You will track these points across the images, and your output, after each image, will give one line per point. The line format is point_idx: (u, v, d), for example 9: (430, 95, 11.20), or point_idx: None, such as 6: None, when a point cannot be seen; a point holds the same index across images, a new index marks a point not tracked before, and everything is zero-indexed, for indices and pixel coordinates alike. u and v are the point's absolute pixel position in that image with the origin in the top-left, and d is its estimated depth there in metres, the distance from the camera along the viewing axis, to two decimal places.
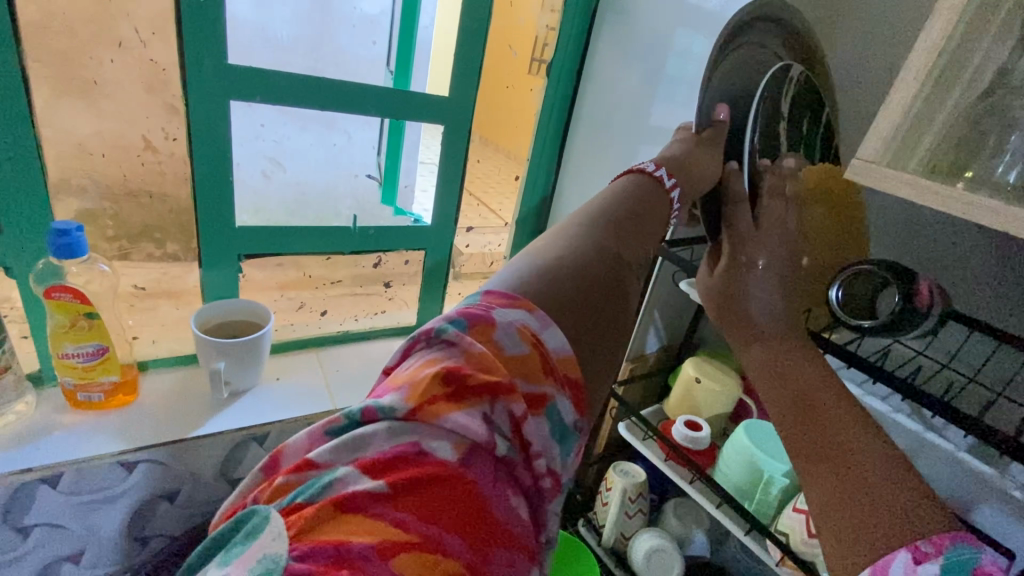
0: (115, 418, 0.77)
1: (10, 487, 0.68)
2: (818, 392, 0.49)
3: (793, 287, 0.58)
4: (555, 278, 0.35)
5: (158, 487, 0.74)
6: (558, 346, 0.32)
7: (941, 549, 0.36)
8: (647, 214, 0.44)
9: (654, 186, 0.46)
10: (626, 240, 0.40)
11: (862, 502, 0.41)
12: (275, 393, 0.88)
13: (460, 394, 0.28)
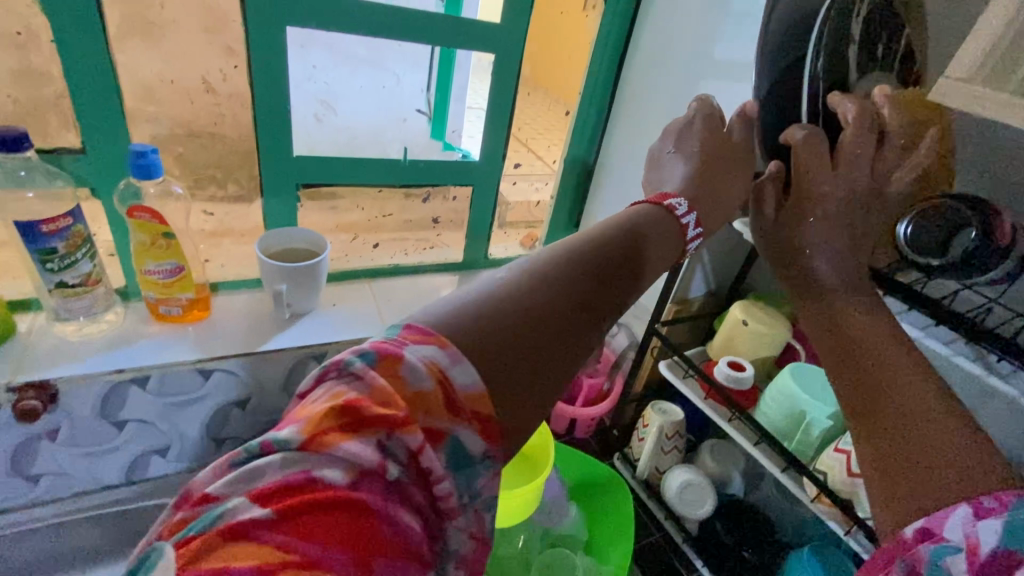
0: (191, 331, 0.83)
1: (108, 383, 0.76)
2: (883, 350, 0.45)
3: (860, 246, 0.52)
4: (529, 303, 0.33)
5: (231, 394, 0.85)
6: (475, 383, 0.29)
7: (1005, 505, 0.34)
8: (656, 249, 0.43)
9: (672, 226, 0.45)
10: (586, 271, 0.37)
11: (926, 464, 0.39)
12: (331, 317, 0.93)
13: (353, 426, 0.26)
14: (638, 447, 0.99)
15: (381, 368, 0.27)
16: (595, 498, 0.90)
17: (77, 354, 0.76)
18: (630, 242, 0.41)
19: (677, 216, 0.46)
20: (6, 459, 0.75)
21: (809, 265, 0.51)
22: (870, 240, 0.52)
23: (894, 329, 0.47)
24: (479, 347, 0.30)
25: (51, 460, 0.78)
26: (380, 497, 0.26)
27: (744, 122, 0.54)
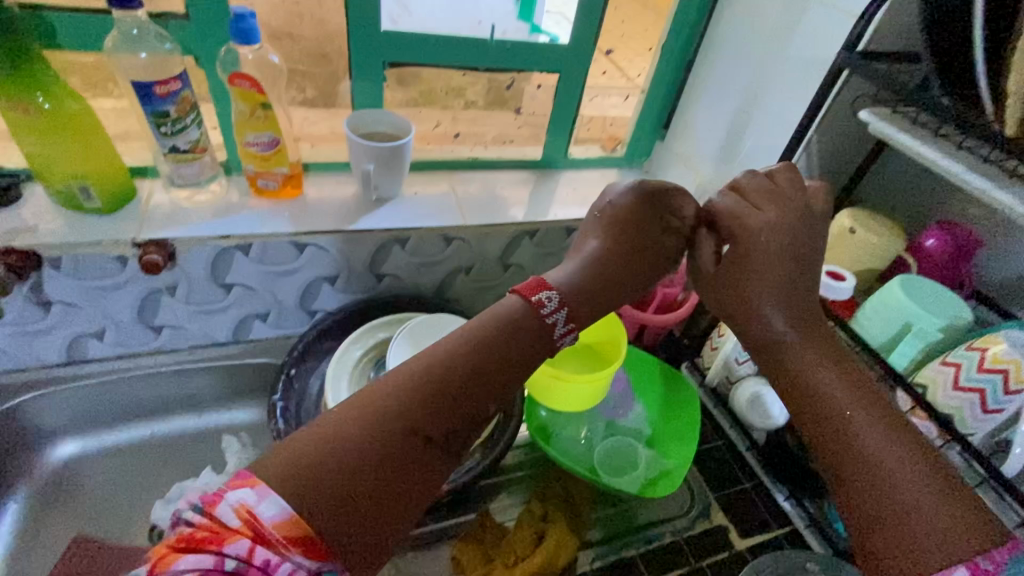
0: (286, 207, 0.88)
1: (216, 248, 0.82)
2: (840, 397, 0.59)
3: (801, 286, 0.65)
4: (376, 428, 0.50)
5: (322, 270, 0.91)
6: (278, 511, 0.44)
7: (999, 566, 0.46)
8: (506, 350, 0.57)
9: (536, 321, 0.59)
10: (424, 393, 0.52)
11: (898, 530, 0.52)
12: (413, 204, 0.95)
13: (256, 534, 0.43)
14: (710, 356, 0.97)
15: (236, 510, 0.44)
16: (662, 399, 0.90)
17: (189, 219, 0.82)
18: (473, 348, 0.56)
19: (543, 310, 0.60)
20: (135, 308, 0.84)
21: (766, 317, 0.64)
22: (804, 278, 0.65)
23: (845, 374, 0.61)
24: (298, 472, 0.46)
25: (171, 315, 0.87)
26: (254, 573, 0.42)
27: (635, 190, 0.71)
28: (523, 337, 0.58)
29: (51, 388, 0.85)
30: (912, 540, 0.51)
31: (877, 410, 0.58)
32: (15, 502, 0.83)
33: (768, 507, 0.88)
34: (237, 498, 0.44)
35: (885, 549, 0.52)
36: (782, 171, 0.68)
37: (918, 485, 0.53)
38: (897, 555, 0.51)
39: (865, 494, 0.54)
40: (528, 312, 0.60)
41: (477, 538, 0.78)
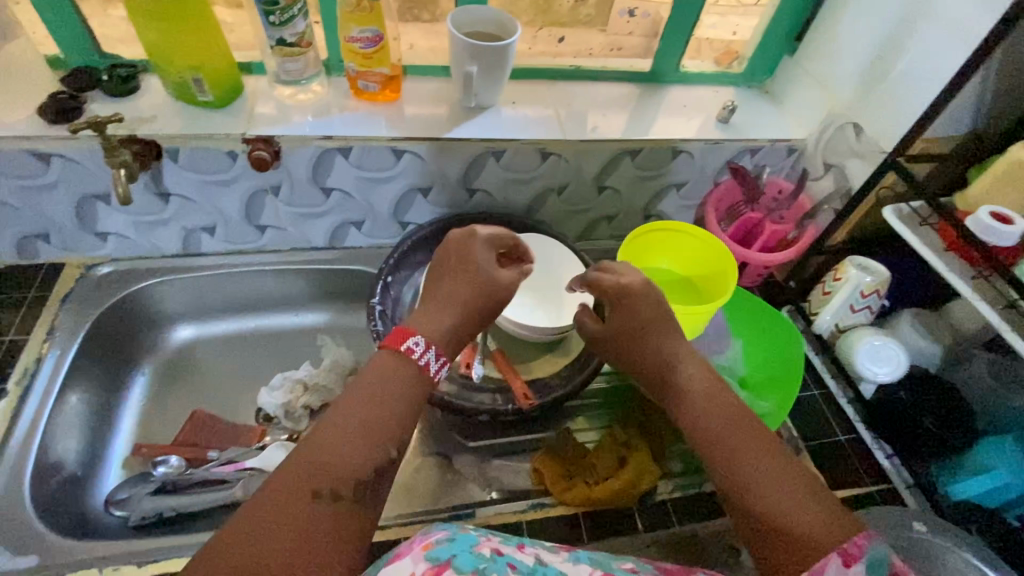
0: (384, 110, 0.85)
1: (318, 149, 0.81)
2: (728, 419, 0.56)
3: (673, 324, 0.67)
4: (266, 501, 0.46)
5: (416, 180, 0.89)
6: None
7: (862, 548, 0.46)
8: (392, 394, 0.55)
9: (413, 368, 0.58)
10: (343, 448, 0.50)
11: (779, 538, 0.48)
12: (512, 115, 0.90)
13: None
14: (819, 301, 0.89)
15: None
16: (762, 339, 0.85)
17: (293, 118, 0.81)
18: (366, 397, 0.54)
19: (414, 354, 0.58)
20: (243, 205, 0.87)
21: (676, 376, 0.63)
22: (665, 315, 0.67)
23: (711, 394, 0.60)
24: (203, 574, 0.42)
25: (274, 215, 0.90)
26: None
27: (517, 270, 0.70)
28: (414, 391, 0.57)
29: (171, 276, 0.92)
30: (801, 543, 0.47)
31: (718, 406, 0.58)
32: (144, 375, 0.93)
33: (864, 462, 0.83)
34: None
35: (781, 560, 0.48)
36: (639, 294, 0.67)
37: (794, 489, 0.51)
38: (793, 556, 0.47)
39: (763, 526, 0.50)
40: (401, 359, 0.58)
41: (557, 455, 0.78)
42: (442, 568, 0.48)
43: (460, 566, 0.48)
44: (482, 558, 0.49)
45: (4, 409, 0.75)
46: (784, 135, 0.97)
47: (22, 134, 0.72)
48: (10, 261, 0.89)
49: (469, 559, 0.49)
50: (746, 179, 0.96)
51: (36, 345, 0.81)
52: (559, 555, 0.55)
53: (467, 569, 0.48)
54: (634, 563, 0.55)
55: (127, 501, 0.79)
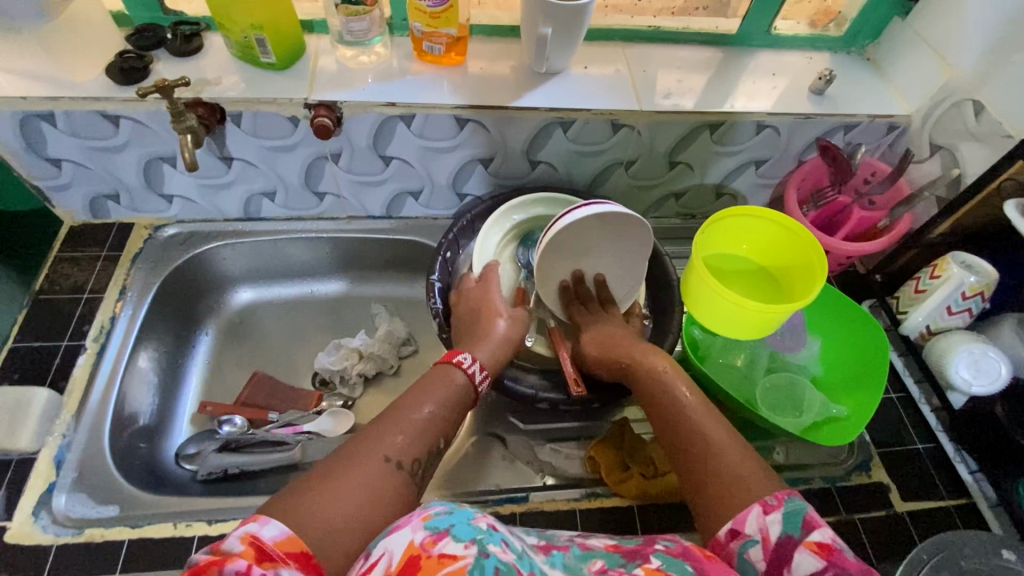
0: (448, 75, 0.81)
1: (380, 116, 0.78)
2: (683, 400, 0.65)
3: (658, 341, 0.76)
4: (334, 468, 0.55)
5: (477, 150, 0.85)
6: (274, 536, 0.46)
7: (782, 501, 0.52)
8: (442, 395, 0.65)
9: (460, 376, 0.68)
10: (403, 428, 0.60)
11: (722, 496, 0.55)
12: (583, 81, 0.83)
13: (262, 555, 0.44)
14: (911, 299, 0.81)
15: (242, 537, 0.45)
16: (843, 338, 0.79)
17: (355, 82, 0.78)
18: (423, 392, 0.65)
19: (464, 367, 0.69)
20: (303, 171, 0.85)
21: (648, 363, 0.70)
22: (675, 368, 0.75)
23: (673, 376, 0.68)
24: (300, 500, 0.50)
25: (333, 182, 0.88)
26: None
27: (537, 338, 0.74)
28: (459, 394, 0.67)
29: (233, 240, 0.92)
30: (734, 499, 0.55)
31: (670, 397, 0.66)
32: (208, 334, 0.95)
33: (943, 474, 0.78)
34: (243, 528, 0.46)
35: (717, 514, 0.55)
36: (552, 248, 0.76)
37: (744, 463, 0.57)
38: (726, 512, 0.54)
39: (704, 488, 0.57)
40: (448, 370, 0.68)
41: (614, 445, 0.76)
42: (439, 537, 0.45)
43: (458, 536, 0.46)
44: (479, 530, 0.47)
45: (83, 365, 0.79)
46: (886, 110, 0.87)
47: (93, 95, 0.72)
48: (83, 219, 0.91)
49: (465, 530, 0.46)
50: (838, 160, 0.86)
51: (110, 303, 0.84)
52: (540, 556, 0.51)
53: (464, 540, 0.45)
54: (604, 560, 0.51)
55: (196, 456, 0.83)
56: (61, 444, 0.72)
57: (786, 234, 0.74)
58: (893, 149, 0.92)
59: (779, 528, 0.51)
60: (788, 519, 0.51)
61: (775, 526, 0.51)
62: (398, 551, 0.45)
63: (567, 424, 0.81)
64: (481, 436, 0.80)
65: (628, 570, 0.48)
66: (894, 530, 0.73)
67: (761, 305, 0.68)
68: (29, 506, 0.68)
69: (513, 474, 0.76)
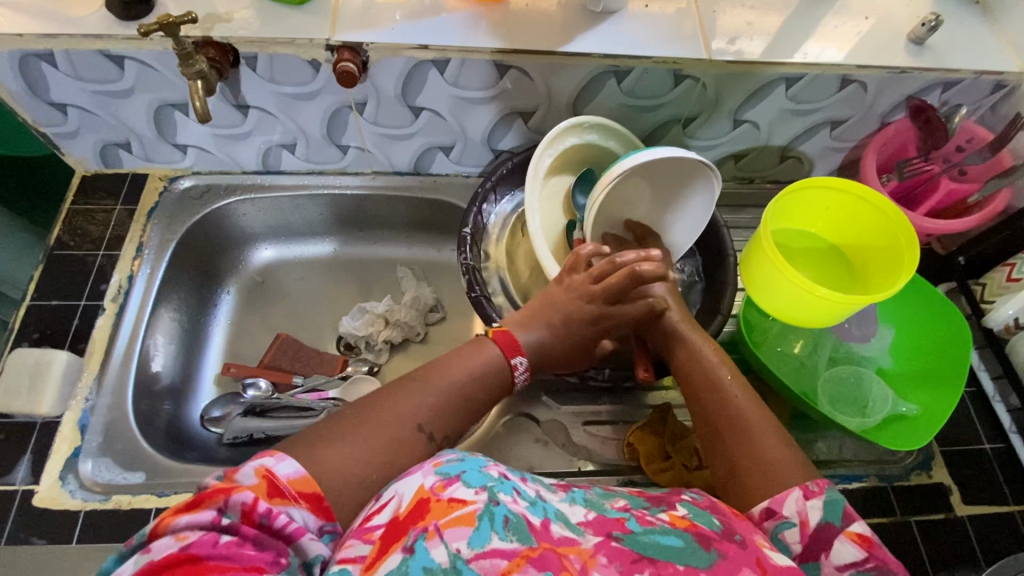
0: (487, 13, 0.70)
1: (411, 61, 0.69)
2: (716, 364, 0.61)
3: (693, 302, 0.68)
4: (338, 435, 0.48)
5: (518, 103, 0.75)
6: (288, 472, 0.43)
7: (822, 489, 0.48)
8: (469, 382, 0.57)
9: (496, 352, 0.59)
10: (430, 402, 0.53)
11: (759, 465, 0.52)
12: (643, 22, 0.72)
13: (273, 491, 0.42)
14: (1001, 288, 0.75)
15: (256, 469, 0.42)
16: (925, 332, 0.73)
17: (382, 20, 0.68)
18: (456, 361, 0.57)
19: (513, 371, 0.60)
20: (325, 122, 0.78)
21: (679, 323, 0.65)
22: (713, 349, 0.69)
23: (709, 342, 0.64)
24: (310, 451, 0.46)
25: (357, 134, 0.80)
26: (252, 529, 0.40)
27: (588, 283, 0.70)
28: (497, 376, 0.58)
29: (251, 195, 0.86)
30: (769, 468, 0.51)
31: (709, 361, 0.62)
32: (229, 293, 0.91)
33: (1010, 478, 0.72)
34: (257, 460, 0.43)
35: (749, 482, 0.51)
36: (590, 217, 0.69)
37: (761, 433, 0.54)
38: (755, 479, 0.51)
39: (740, 456, 0.53)
40: (483, 347, 0.60)
41: (654, 430, 0.71)
42: (450, 483, 0.43)
43: (469, 483, 0.43)
44: (490, 478, 0.44)
45: (103, 326, 0.76)
46: (996, 65, 0.74)
47: (93, 33, 0.65)
48: (95, 168, 0.85)
49: (477, 477, 0.44)
50: (931, 124, 0.76)
51: (127, 261, 0.80)
52: (559, 494, 0.48)
53: (475, 486, 0.43)
54: (626, 500, 0.48)
55: (222, 419, 0.80)
56: (84, 408, 0.71)
57: (874, 213, 0.66)
58: (995, 111, 0.79)
59: (818, 515, 0.48)
60: (829, 507, 0.47)
61: (816, 513, 0.47)
62: (407, 495, 0.43)
63: (603, 405, 0.76)
64: (514, 415, 0.76)
65: (653, 515, 0.45)
66: (951, 534, 0.68)
67: (831, 295, 0.60)
68: (56, 470, 0.67)
69: (546, 457, 0.73)
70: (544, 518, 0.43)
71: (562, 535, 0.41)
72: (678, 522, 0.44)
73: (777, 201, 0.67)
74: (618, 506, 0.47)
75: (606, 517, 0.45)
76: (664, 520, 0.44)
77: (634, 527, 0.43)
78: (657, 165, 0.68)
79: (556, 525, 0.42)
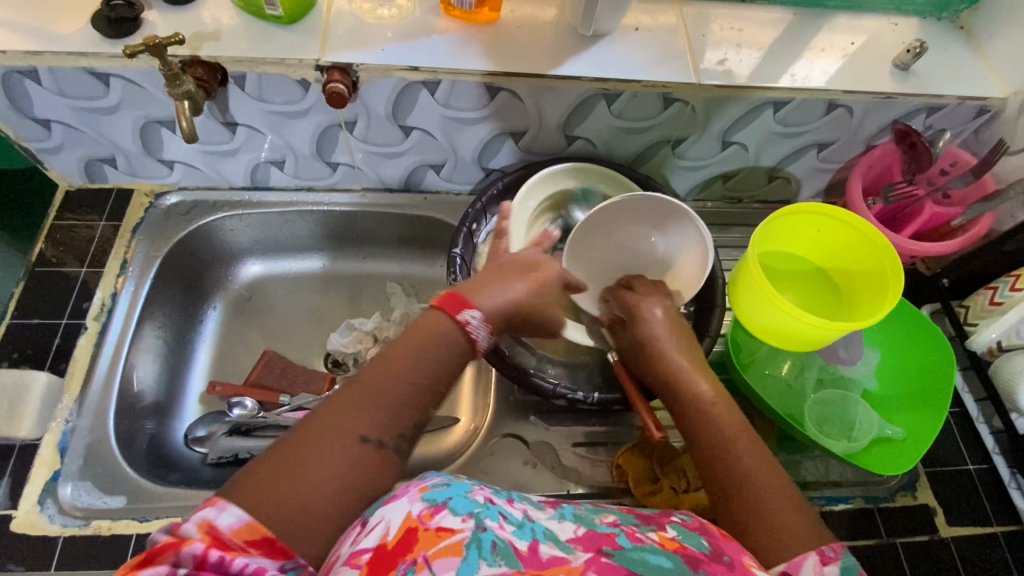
0: (478, 34, 0.70)
1: (402, 81, 0.69)
2: (720, 412, 0.56)
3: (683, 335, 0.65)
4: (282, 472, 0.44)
5: (509, 123, 0.76)
6: (231, 521, 0.41)
7: (838, 557, 0.46)
8: (417, 359, 0.52)
9: (453, 330, 0.55)
10: (382, 398, 0.50)
11: (769, 528, 0.48)
12: (634, 45, 0.72)
13: (218, 544, 0.40)
14: (983, 311, 0.75)
15: (199, 524, 0.41)
16: (911, 355, 0.74)
17: (373, 41, 0.68)
18: (411, 348, 0.53)
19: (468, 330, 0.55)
20: (315, 140, 0.77)
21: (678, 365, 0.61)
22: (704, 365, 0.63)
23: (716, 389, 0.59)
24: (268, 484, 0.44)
25: (347, 152, 0.80)
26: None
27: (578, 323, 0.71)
28: (453, 348, 0.54)
29: (239, 211, 0.86)
30: (781, 534, 0.47)
31: (711, 408, 0.57)
32: (215, 310, 0.90)
33: (994, 499, 0.72)
34: (199, 512, 0.41)
35: (764, 547, 0.47)
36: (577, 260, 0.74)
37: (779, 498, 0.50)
38: (769, 544, 0.47)
39: (750, 518, 0.49)
40: (436, 321, 0.55)
41: (643, 453, 0.71)
42: (437, 511, 0.42)
43: (456, 510, 0.42)
44: (477, 504, 0.43)
45: (85, 344, 0.75)
46: (979, 91, 0.75)
47: (78, 50, 0.64)
48: (79, 183, 0.84)
49: (463, 504, 0.43)
50: (916, 148, 0.76)
51: (111, 278, 0.79)
52: (547, 512, 0.47)
53: (462, 513, 0.42)
54: (616, 517, 0.48)
55: (207, 439, 0.79)
56: (65, 429, 0.70)
57: (857, 239, 0.67)
58: (979, 135, 0.81)
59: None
60: (847, 574, 0.45)
61: None
62: (395, 521, 0.42)
63: (592, 426, 0.76)
64: (503, 436, 0.75)
65: (643, 533, 0.45)
66: (936, 556, 0.69)
67: (819, 321, 0.61)
68: (34, 494, 0.66)
69: (535, 479, 0.72)
70: (532, 540, 0.42)
71: (552, 555, 0.41)
72: (668, 543, 0.44)
73: (766, 223, 0.68)
74: (608, 521, 0.46)
75: (596, 532, 0.44)
76: (654, 539, 0.44)
77: (624, 543, 0.43)
78: (614, 215, 0.74)
79: (545, 546, 0.41)
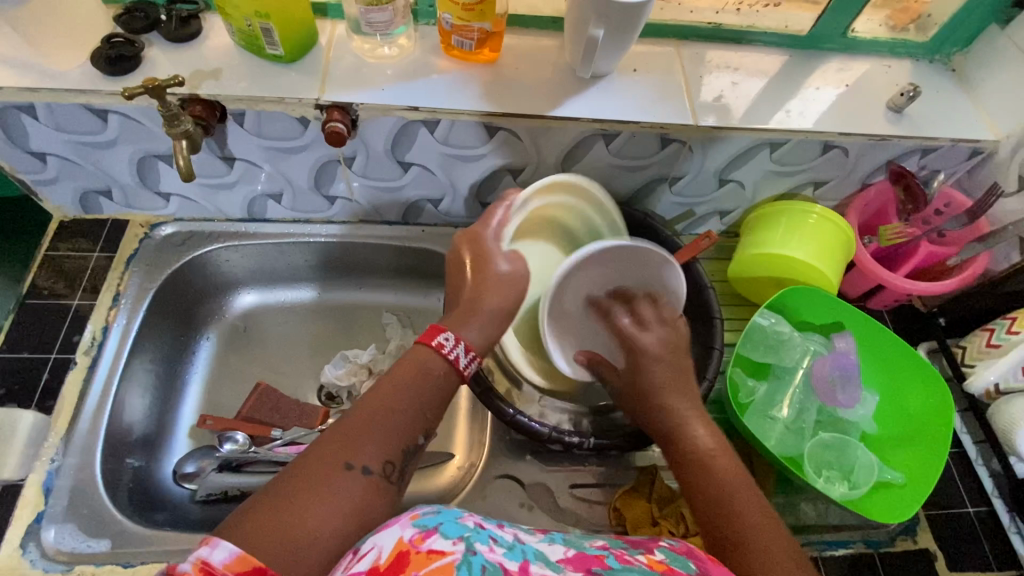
0: (478, 73, 0.71)
1: (401, 120, 0.69)
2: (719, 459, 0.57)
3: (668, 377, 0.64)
4: (290, 504, 0.44)
5: (506, 160, 0.76)
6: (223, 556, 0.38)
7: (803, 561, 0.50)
8: (408, 394, 0.54)
9: (441, 364, 0.57)
10: (379, 432, 0.51)
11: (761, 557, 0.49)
12: (633, 86, 0.73)
13: None
14: (980, 352, 0.76)
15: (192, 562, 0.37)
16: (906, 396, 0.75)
17: (374, 80, 0.69)
18: (399, 383, 0.54)
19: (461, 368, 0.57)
20: (313, 174, 0.77)
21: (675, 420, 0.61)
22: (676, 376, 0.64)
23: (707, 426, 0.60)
24: (273, 513, 0.43)
25: (345, 185, 0.80)
26: None
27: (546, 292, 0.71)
28: (443, 387, 0.56)
29: (234, 242, 0.85)
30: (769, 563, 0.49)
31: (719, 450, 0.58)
32: (208, 340, 0.88)
33: (994, 543, 0.72)
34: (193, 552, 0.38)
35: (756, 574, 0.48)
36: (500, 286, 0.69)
37: (746, 493, 0.54)
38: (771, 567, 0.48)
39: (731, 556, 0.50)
40: (426, 357, 0.56)
41: (643, 494, 0.71)
42: (428, 534, 0.41)
43: (447, 534, 0.41)
44: (468, 528, 0.43)
45: (74, 379, 0.74)
46: (972, 133, 0.76)
47: (76, 88, 0.64)
48: (74, 213, 0.83)
49: (454, 527, 0.42)
50: (911, 190, 0.78)
51: (103, 311, 0.78)
52: (537, 536, 0.47)
53: (453, 536, 0.41)
54: (606, 540, 0.47)
55: (195, 475, 0.76)
56: (49, 469, 0.68)
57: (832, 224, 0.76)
58: (973, 176, 0.81)
59: None
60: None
61: None
62: (387, 546, 0.41)
63: (590, 466, 0.75)
64: (500, 476, 0.74)
65: (632, 554, 0.44)
66: None
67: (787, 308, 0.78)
68: (16, 538, 0.64)
69: (531, 521, 0.71)
70: (522, 562, 0.41)
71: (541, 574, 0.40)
72: (656, 566, 0.43)
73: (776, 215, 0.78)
74: (598, 544, 0.46)
75: (585, 552, 0.44)
76: (643, 562, 0.43)
77: (612, 564, 0.42)
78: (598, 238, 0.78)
79: (536, 565, 0.41)
